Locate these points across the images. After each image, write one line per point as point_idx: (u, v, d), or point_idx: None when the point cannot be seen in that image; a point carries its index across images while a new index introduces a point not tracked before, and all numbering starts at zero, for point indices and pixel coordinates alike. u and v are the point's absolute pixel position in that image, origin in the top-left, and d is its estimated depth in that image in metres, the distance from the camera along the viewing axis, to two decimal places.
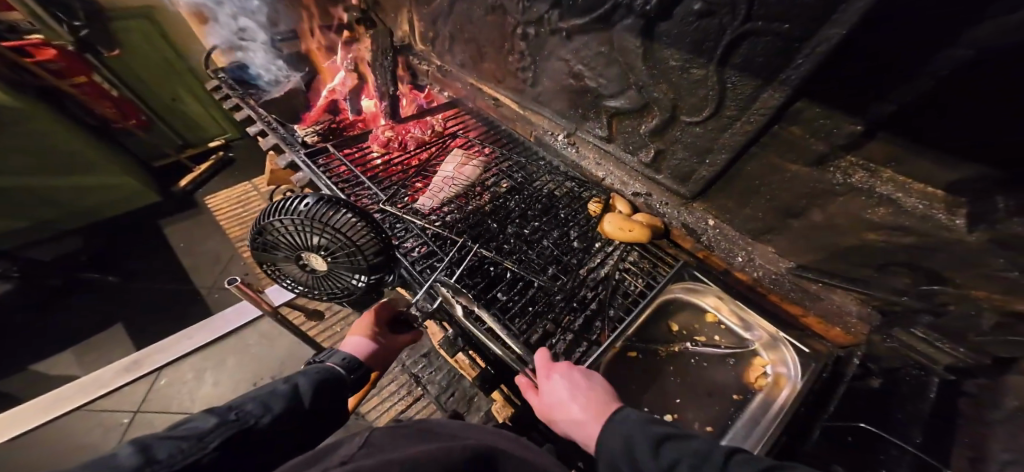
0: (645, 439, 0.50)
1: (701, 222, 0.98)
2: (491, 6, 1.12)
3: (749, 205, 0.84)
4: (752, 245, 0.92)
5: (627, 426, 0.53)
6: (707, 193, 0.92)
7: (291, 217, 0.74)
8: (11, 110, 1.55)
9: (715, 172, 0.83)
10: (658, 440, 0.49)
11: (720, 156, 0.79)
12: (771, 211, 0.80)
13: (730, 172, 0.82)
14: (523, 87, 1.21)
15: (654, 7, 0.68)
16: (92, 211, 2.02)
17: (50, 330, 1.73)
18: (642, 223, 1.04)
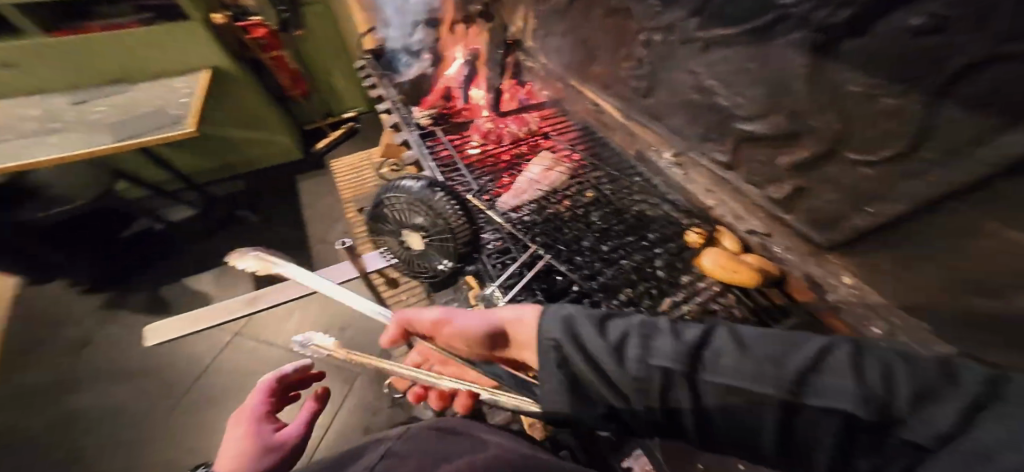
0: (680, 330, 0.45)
1: (830, 278, 0.79)
2: (614, 8, 1.05)
3: (918, 269, 0.63)
4: (900, 318, 0.69)
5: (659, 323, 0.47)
6: (856, 245, 0.74)
7: (404, 196, 0.82)
8: (227, 73, 2.15)
9: (874, 222, 0.66)
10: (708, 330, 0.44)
11: (895, 206, 0.60)
12: (947, 279, 0.58)
13: (893, 227, 0.64)
14: (634, 96, 1.13)
15: (845, 21, 0.54)
16: (257, 162, 2.58)
17: (197, 253, 2.17)
18: (751, 264, 0.92)
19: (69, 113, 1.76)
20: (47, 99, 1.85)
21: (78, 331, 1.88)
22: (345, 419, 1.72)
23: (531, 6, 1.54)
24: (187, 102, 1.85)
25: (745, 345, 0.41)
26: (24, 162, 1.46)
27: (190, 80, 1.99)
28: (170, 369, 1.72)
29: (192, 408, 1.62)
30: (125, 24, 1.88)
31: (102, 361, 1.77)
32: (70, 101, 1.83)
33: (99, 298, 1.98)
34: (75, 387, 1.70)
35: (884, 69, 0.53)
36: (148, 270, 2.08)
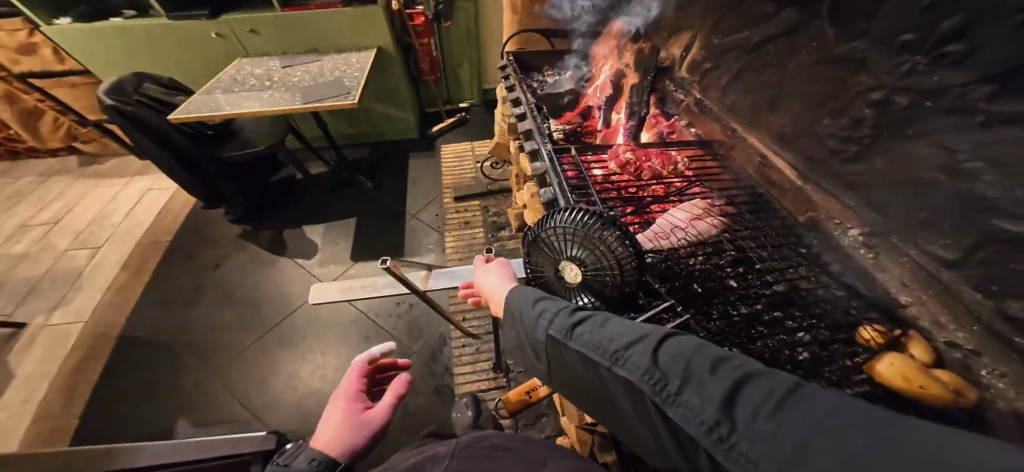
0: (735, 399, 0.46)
1: None
2: (834, 56, 0.93)
3: None
4: None
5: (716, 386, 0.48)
6: None
7: (567, 226, 0.85)
8: (385, 52, 2.48)
9: None
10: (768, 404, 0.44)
11: None
12: None
13: None
14: (827, 157, 1.00)
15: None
16: (384, 133, 2.96)
17: (321, 208, 2.56)
18: (942, 382, 0.71)
19: (277, 78, 2.12)
20: (271, 61, 2.35)
21: (229, 255, 2.34)
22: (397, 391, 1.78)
23: (702, 34, 1.47)
24: (359, 75, 2.12)
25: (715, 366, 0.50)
26: (245, 110, 1.80)
27: (363, 57, 2.33)
28: (285, 298, 2.12)
29: (291, 335, 1.96)
30: (331, 4, 2.29)
31: (239, 282, 2.20)
32: (282, 63, 2.30)
33: (247, 230, 2.45)
34: (218, 299, 2.12)
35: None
36: (286, 214, 2.53)
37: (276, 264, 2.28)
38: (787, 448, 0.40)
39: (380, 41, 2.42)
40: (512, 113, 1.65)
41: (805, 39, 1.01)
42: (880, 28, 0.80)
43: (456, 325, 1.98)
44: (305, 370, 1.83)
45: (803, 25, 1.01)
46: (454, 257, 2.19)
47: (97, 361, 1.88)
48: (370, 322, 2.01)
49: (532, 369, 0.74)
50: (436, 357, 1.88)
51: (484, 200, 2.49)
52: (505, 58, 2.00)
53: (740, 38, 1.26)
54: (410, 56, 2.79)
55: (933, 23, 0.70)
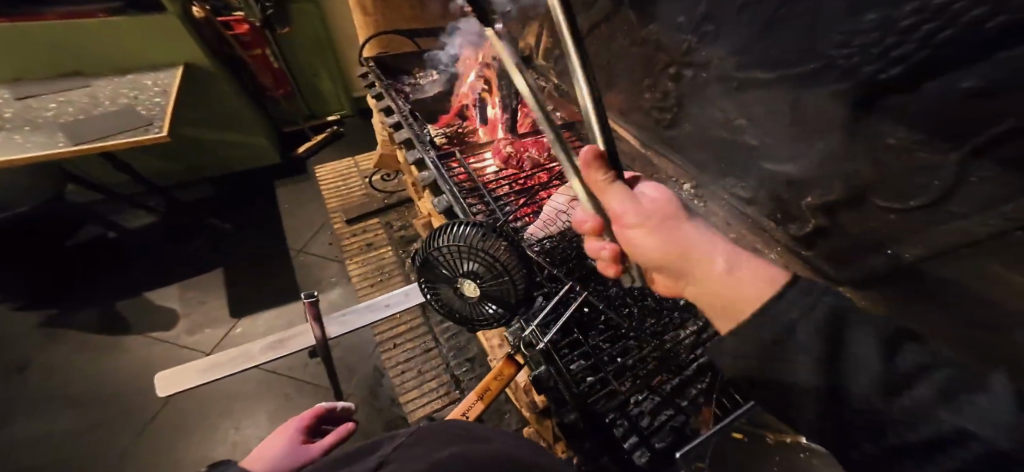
0: (860, 334, 0.31)
1: None
2: (640, 38, 1.05)
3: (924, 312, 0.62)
4: None
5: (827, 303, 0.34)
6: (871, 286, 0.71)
7: (455, 243, 0.82)
8: (202, 69, 2.10)
9: (891, 267, 0.65)
10: (888, 338, 0.30)
11: (912, 250, 0.60)
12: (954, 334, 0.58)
13: (906, 273, 0.63)
14: (654, 127, 1.14)
15: (874, 79, 0.54)
16: (234, 162, 2.51)
17: (167, 267, 2.06)
18: None
19: (7, 114, 1.61)
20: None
21: (32, 354, 1.73)
22: None
23: (546, 24, 1.54)
24: (160, 102, 1.75)
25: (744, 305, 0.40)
26: None
27: (162, 77, 1.92)
28: (137, 388, 1.65)
29: (172, 426, 1.55)
30: (87, 14, 1.76)
31: (57, 385, 1.64)
32: (13, 94, 1.75)
33: (51, 318, 1.84)
34: (24, 417, 1.56)
35: (903, 127, 0.52)
36: (117, 283, 1.98)
37: (122, 344, 1.77)
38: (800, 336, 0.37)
39: (187, 56, 2.02)
40: (386, 123, 1.54)
41: (617, 24, 1.13)
42: (663, 12, 0.93)
43: (388, 354, 1.75)
44: (219, 454, 1.47)
45: (614, 13, 1.12)
46: (364, 287, 1.98)
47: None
48: (289, 379, 1.68)
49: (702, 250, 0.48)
50: (376, 392, 1.67)
51: (383, 216, 2.29)
52: (365, 63, 1.84)
53: (575, 24, 1.35)
54: (242, 71, 2.39)
55: (692, 6, 0.83)
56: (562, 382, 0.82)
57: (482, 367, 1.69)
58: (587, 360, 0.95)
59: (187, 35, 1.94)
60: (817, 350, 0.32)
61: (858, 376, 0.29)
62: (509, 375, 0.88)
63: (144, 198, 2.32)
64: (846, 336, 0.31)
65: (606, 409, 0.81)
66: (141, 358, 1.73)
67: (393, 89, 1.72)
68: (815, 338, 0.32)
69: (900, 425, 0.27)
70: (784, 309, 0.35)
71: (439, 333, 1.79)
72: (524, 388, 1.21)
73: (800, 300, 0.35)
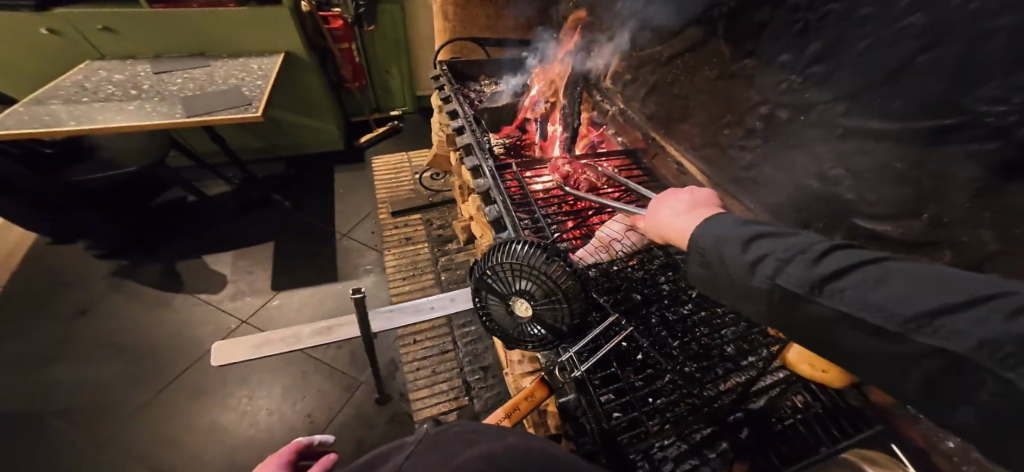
0: (734, 243, 0.51)
1: None
2: (730, 72, 1.03)
3: None
4: None
5: (719, 232, 0.53)
6: None
7: (513, 260, 0.78)
8: (298, 58, 2.28)
9: None
10: (747, 240, 0.50)
11: None
12: None
13: None
14: (726, 164, 1.11)
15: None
16: (302, 145, 2.71)
17: (230, 232, 2.24)
18: None
19: (145, 87, 1.83)
20: (136, 65, 2.02)
21: (103, 295, 1.93)
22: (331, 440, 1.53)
23: (622, 48, 1.55)
24: (260, 84, 1.93)
25: (759, 261, 0.47)
26: (97, 124, 1.54)
27: (265, 63, 2.11)
28: (185, 341, 1.79)
29: (201, 383, 1.65)
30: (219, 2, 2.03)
31: (122, 325, 1.82)
32: (155, 70, 1.99)
33: (126, 266, 2.05)
34: (89, 351, 1.73)
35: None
36: (184, 242, 2.18)
37: (170, 302, 1.92)
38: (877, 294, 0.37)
39: (287, 45, 2.21)
40: (451, 126, 1.59)
41: (705, 56, 1.12)
42: (765, 47, 0.91)
43: (406, 349, 1.78)
44: (228, 421, 1.54)
45: (704, 43, 1.11)
46: (397, 279, 2.04)
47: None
48: (307, 356, 1.75)
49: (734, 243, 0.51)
50: (389, 385, 1.69)
51: (426, 213, 2.36)
52: (439, 67, 1.93)
53: (655, 51, 1.35)
54: (329, 62, 2.59)
55: (804, 46, 0.81)
56: (590, 414, 0.78)
57: (496, 379, 1.68)
58: (618, 395, 0.87)
59: (292, 27, 2.13)
60: (717, 264, 0.52)
61: (735, 269, 0.50)
62: (540, 398, 0.83)
63: (223, 168, 2.57)
64: (727, 248, 0.51)
65: (632, 448, 0.78)
66: (194, 314, 1.88)
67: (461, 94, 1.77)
68: (715, 259, 0.52)
69: (760, 292, 0.47)
70: (699, 245, 0.55)
71: (459, 336, 1.82)
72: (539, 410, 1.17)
73: (705, 237, 0.54)
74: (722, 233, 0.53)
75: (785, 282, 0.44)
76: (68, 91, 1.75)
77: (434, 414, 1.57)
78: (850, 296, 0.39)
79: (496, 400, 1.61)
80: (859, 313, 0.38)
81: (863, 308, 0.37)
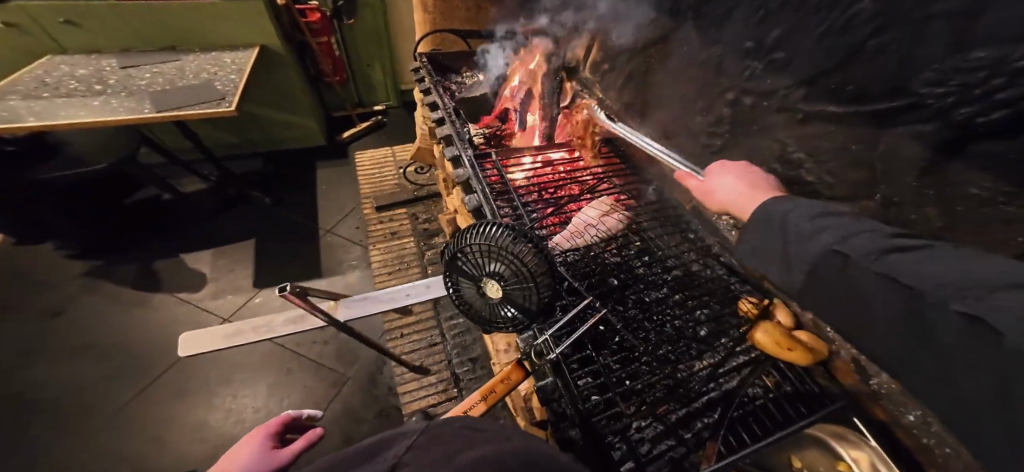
0: (808, 213, 0.53)
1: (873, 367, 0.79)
2: (701, 60, 1.05)
3: None
4: None
5: (795, 204, 0.55)
6: None
7: (484, 242, 0.79)
8: (274, 51, 2.22)
9: None
10: (818, 213, 0.51)
11: None
12: None
13: None
14: (701, 151, 1.13)
15: (962, 123, 0.52)
16: (283, 141, 2.66)
17: (209, 231, 2.19)
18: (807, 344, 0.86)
19: (111, 81, 1.77)
20: (101, 59, 1.94)
21: (77, 297, 1.87)
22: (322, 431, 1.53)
23: (600, 38, 1.55)
24: (234, 78, 1.88)
25: (824, 230, 0.49)
26: (60, 120, 1.48)
27: (239, 56, 2.06)
28: (166, 342, 1.75)
29: (183, 383, 1.62)
30: None
31: (97, 328, 1.77)
32: (120, 63, 1.91)
33: (100, 267, 1.99)
34: (63, 354, 1.68)
35: (988, 176, 0.50)
36: (161, 241, 2.12)
37: (148, 302, 1.88)
38: (931, 269, 0.38)
39: (262, 39, 2.16)
40: (430, 117, 1.58)
41: (677, 45, 1.13)
42: (731, 36, 0.93)
43: (393, 343, 1.78)
44: (214, 421, 1.53)
45: (675, 33, 1.13)
46: (382, 274, 2.03)
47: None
48: (292, 353, 1.74)
49: (805, 214, 0.53)
50: (377, 379, 1.70)
51: (410, 208, 2.35)
52: (418, 59, 1.91)
53: (630, 41, 1.36)
54: (307, 56, 2.54)
55: (765, 32, 0.83)
56: (567, 397, 0.81)
57: (484, 369, 1.70)
58: (594, 377, 0.91)
59: (266, 20, 2.07)
60: (778, 228, 0.55)
61: (794, 237, 0.52)
62: (515, 381, 0.84)
63: (200, 166, 2.50)
64: (794, 218, 0.53)
65: (608, 430, 0.81)
66: (174, 314, 1.84)
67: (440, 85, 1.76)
68: (778, 223, 0.55)
69: (809, 256, 0.49)
70: (766, 211, 0.58)
71: (446, 328, 1.82)
72: (524, 397, 1.21)
73: (775, 206, 0.57)
74: (797, 205, 0.55)
75: (841, 248, 0.46)
76: (28, 86, 1.68)
77: (422, 407, 1.59)
78: (900, 268, 0.40)
79: None
80: (904, 278, 0.40)
81: (909, 276, 0.39)
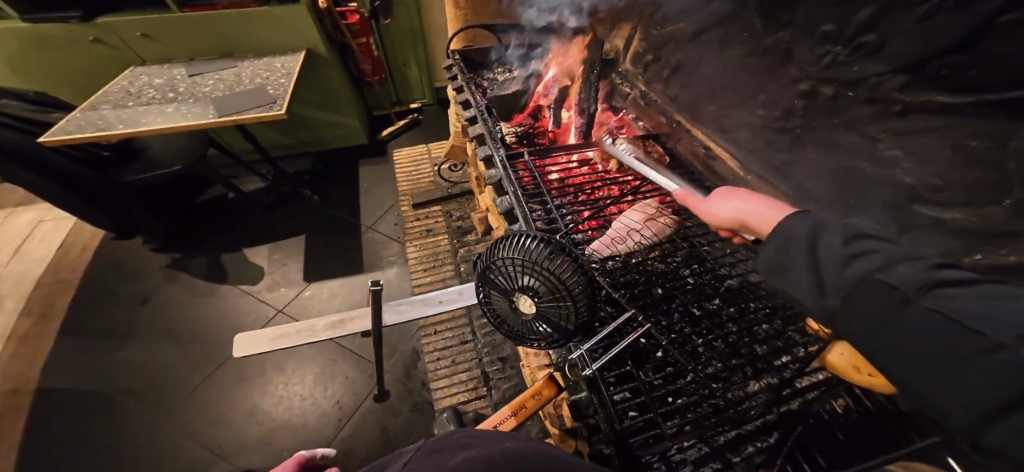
0: (837, 234, 0.48)
1: None
2: (763, 47, 0.93)
3: None
4: None
5: (819, 220, 0.50)
6: None
7: (520, 256, 0.75)
8: (318, 55, 2.32)
9: None
10: (853, 236, 0.46)
11: None
12: None
13: None
14: (762, 148, 1.02)
15: None
16: (327, 141, 2.79)
17: (264, 227, 2.36)
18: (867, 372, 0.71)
19: (179, 89, 1.93)
20: (172, 68, 2.13)
21: (158, 286, 2.10)
22: (365, 417, 1.61)
23: (641, 25, 1.44)
24: (284, 82, 1.98)
25: (863, 253, 0.44)
26: (141, 127, 1.64)
27: (287, 61, 2.17)
28: (227, 329, 1.91)
29: (241, 369, 1.76)
30: (244, 4, 2.09)
31: (174, 315, 1.97)
32: (187, 72, 2.09)
33: (177, 259, 2.21)
34: (150, 337, 1.89)
35: None
36: (223, 237, 2.31)
37: (214, 293, 2.06)
38: (979, 304, 0.35)
39: (307, 43, 2.26)
40: (463, 116, 1.56)
41: (734, 31, 1.01)
42: (804, 17, 0.81)
43: (427, 339, 1.81)
44: (268, 405, 1.64)
45: (732, 16, 1.01)
46: (417, 271, 2.07)
47: (13, 419, 1.64)
48: (336, 345, 1.83)
49: (820, 230, 0.49)
50: (411, 373, 1.74)
51: (445, 205, 2.37)
52: (451, 57, 1.89)
53: (677, 27, 1.24)
54: (349, 58, 2.63)
55: (850, 13, 0.71)
56: (603, 414, 0.76)
57: (514, 369, 1.69)
58: (633, 394, 0.83)
59: (311, 25, 2.17)
60: (802, 247, 0.50)
61: (824, 257, 0.47)
62: (548, 396, 0.83)
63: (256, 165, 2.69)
64: (825, 237, 0.48)
65: (645, 450, 0.73)
66: (235, 303, 2.01)
67: (472, 82, 1.74)
68: (805, 242, 0.50)
69: (846, 283, 0.44)
70: (790, 228, 0.52)
71: (478, 327, 1.82)
72: (555, 403, 1.15)
73: (801, 223, 0.52)
74: (825, 223, 0.49)
75: (887, 277, 0.41)
76: (115, 97, 1.88)
77: (454, 404, 1.60)
78: (956, 304, 0.36)
79: (514, 391, 1.62)
80: (958, 317, 0.36)
81: (965, 315, 0.35)
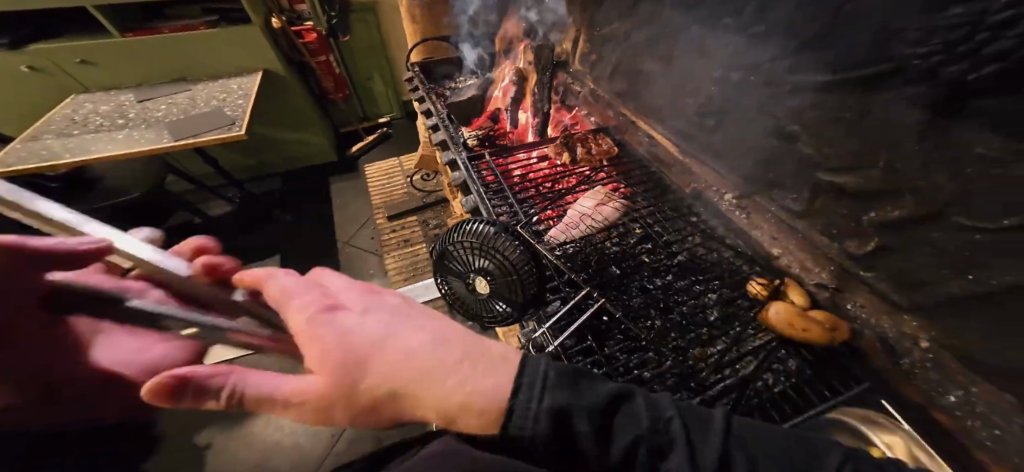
0: None
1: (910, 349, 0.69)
2: (682, 41, 1.02)
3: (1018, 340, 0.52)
4: (981, 387, 0.60)
5: None
6: (944, 311, 0.63)
7: (470, 239, 0.80)
8: (278, 75, 2.37)
9: (975, 290, 0.55)
10: None
11: (1003, 277, 0.51)
12: None
13: (993, 299, 0.54)
14: (694, 133, 1.10)
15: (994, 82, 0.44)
16: (297, 160, 2.78)
17: (238, 251, 2.32)
18: (819, 321, 0.77)
19: (130, 115, 1.91)
20: (118, 94, 2.10)
21: None
22: None
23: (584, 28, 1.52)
24: (241, 103, 1.99)
25: None
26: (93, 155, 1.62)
27: (244, 82, 2.17)
28: None
29: None
30: (193, 26, 2.09)
31: None
32: (137, 97, 2.07)
33: None
34: None
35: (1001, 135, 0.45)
36: None
37: None
38: None
39: (264, 63, 2.27)
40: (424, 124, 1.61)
41: (658, 28, 1.10)
42: (710, 11, 0.89)
43: None
44: None
45: (655, 15, 1.10)
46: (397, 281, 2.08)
47: None
48: None
49: None
50: None
51: (420, 214, 2.39)
52: (411, 69, 1.94)
53: (613, 27, 1.32)
54: (310, 76, 2.66)
55: (743, 6, 0.79)
56: None
57: None
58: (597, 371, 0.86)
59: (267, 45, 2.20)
60: None
61: None
62: None
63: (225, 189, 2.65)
64: None
65: None
66: None
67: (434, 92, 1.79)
68: None
69: None
70: None
71: None
72: None
73: None
74: None
75: None
76: (59, 125, 1.84)
77: None
78: None
79: None
80: None
81: None
